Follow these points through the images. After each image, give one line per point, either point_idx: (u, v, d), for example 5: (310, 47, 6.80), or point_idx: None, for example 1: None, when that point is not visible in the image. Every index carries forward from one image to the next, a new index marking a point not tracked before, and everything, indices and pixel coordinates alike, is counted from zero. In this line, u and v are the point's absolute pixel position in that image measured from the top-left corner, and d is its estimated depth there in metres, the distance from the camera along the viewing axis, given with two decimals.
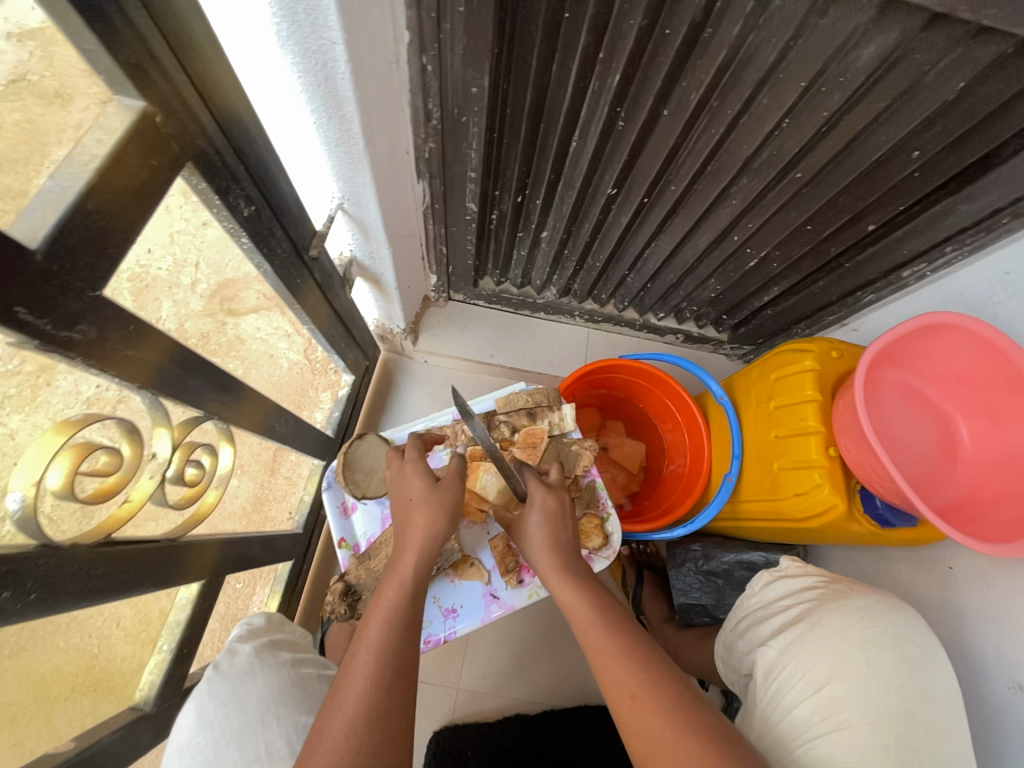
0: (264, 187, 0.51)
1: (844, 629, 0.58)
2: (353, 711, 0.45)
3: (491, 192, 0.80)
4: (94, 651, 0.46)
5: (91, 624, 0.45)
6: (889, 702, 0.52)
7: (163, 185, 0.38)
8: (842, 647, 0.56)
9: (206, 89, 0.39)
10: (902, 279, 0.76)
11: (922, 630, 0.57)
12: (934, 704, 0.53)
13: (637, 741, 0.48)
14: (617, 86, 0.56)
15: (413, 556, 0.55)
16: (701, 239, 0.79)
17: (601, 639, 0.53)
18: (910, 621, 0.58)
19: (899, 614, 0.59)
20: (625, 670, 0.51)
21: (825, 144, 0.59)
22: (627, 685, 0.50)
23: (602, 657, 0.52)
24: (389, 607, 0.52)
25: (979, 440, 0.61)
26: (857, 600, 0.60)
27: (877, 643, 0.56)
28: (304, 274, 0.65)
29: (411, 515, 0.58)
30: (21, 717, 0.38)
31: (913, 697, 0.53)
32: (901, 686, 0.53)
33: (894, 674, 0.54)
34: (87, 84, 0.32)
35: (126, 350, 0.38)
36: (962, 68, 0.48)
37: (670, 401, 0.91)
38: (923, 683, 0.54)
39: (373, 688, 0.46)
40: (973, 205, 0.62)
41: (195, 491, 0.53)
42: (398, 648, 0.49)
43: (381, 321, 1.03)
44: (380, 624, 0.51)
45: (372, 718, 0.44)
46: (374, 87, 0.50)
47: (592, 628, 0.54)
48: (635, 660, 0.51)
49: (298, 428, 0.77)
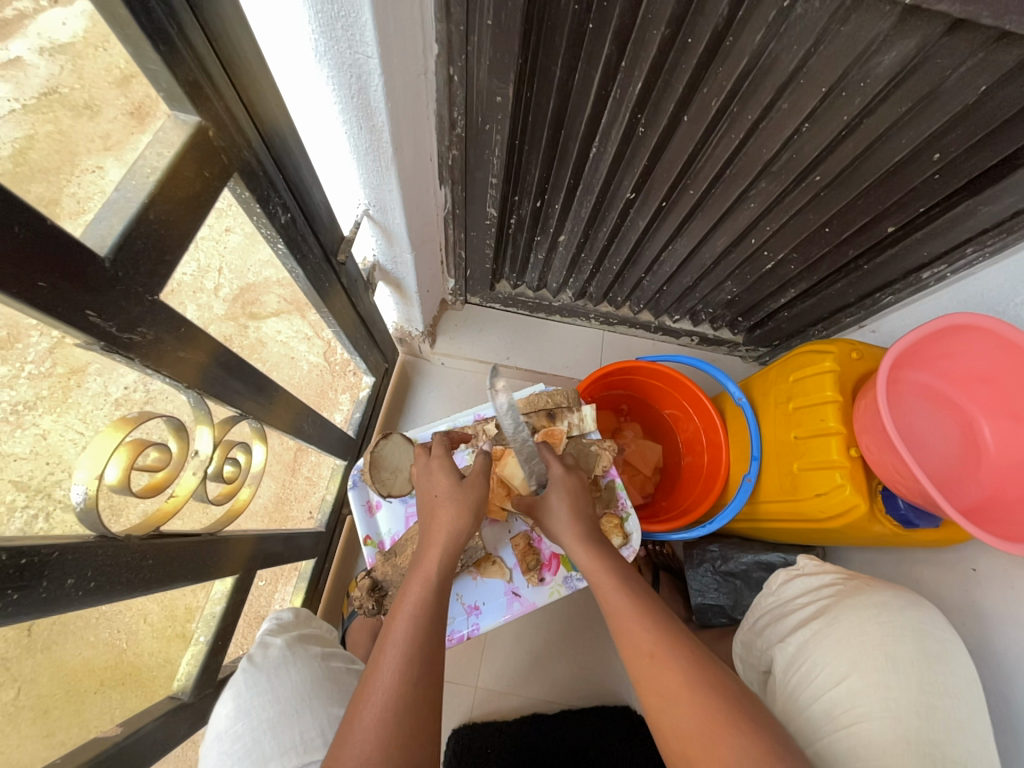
0: (299, 195, 0.53)
1: (862, 625, 0.58)
2: (383, 705, 0.46)
3: (510, 197, 0.81)
4: (122, 645, 0.47)
5: (120, 619, 0.46)
6: (908, 694, 0.52)
7: (213, 196, 0.40)
8: (860, 643, 0.57)
9: (252, 102, 0.41)
10: (922, 280, 0.76)
11: (940, 625, 0.57)
12: (957, 698, 0.52)
13: (653, 698, 0.51)
14: (639, 94, 0.58)
15: (440, 553, 0.57)
16: (718, 242, 0.80)
17: (624, 603, 0.56)
18: (931, 617, 0.58)
19: (919, 610, 0.59)
20: (645, 631, 0.54)
21: (845, 147, 0.60)
22: (646, 644, 0.53)
23: (623, 618, 0.56)
24: (415, 603, 0.54)
25: (1002, 441, 0.61)
26: (877, 596, 0.61)
27: (894, 637, 0.56)
28: (331, 279, 0.67)
29: (435, 513, 0.59)
30: (54, 708, 0.39)
31: (935, 690, 0.52)
32: (920, 679, 0.53)
33: (913, 667, 0.54)
34: (143, 100, 0.34)
35: (176, 351, 0.40)
36: (984, 73, 0.49)
37: (686, 402, 0.92)
38: (944, 677, 0.53)
39: (404, 682, 0.47)
40: (994, 206, 0.62)
41: (232, 487, 0.55)
42: (425, 644, 0.51)
43: (400, 323, 1.06)
44: (406, 621, 0.52)
45: (403, 711, 0.46)
46: (403, 98, 0.52)
47: (615, 592, 0.58)
48: (655, 622, 0.54)
49: (322, 428, 0.79)
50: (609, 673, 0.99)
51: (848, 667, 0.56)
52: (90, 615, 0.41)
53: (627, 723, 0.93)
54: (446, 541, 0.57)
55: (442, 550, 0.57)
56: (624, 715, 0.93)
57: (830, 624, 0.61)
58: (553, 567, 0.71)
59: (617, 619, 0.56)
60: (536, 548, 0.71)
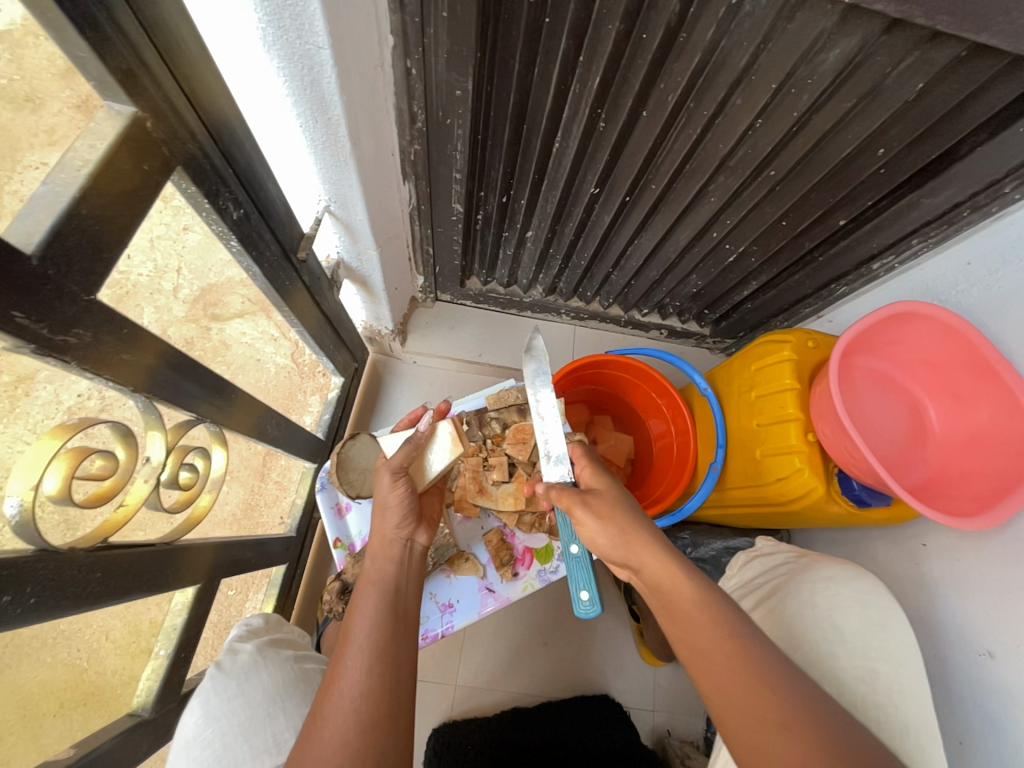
0: (252, 189, 0.52)
1: (812, 599, 0.61)
2: (343, 694, 0.46)
3: (476, 193, 0.81)
4: (77, 665, 0.45)
5: (79, 636, 0.44)
6: (853, 661, 0.55)
7: (155, 190, 0.38)
8: (812, 616, 0.60)
9: (195, 94, 0.40)
10: (872, 270, 0.80)
11: (887, 594, 0.59)
12: (901, 664, 0.54)
13: None
14: (597, 89, 0.58)
15: (379, 549, 0.59)
16: (682, 237, 0.82)
17: (731, 654, 0.46)
18: (873, 585, 0.60)
19: (864, 581, 0.60)
20: (769, 696, 0.44)
21: (796, 142, 0.61)
22: (773, 712, 0.43)
23: (731, 671, 0.46)
24: (368, 599, 0.54)
25: (946, 421, 0.64)
26: (824, 570, 0.63)
27: (842, 607, 0.59)
28: (292, 277, 0.65)
29: (385, 513, 0.60)
30: (8, 736, 0.38)
31: (878, 656, 0.55)
32: (863, 646, 0.56)
33: (858, 636, 0.56)
34: (77, 89, 0.32)
35: (120, 353, 0.38)
36: (919, 71, 0.51)
37: (656, 394, 0.93)
38: (888, 643, 0.55)
39: (362, 669, 0.47)
40: (935, 198, 0.65)
41: (189, 495, 0.53)
42: (379, 631, 0.51)
43: (369, 322, 1.04)
44: (366, 619, 0.52)
45: (359, 696, 0.45)
46: (360, 90, 0.51)
47: (714, 639, 0.47)
48: (787, 684, 0.45)
49: (289, 429, 0.77)
50: (587, 662, 1.01)
51: (803, 640, 0.59)
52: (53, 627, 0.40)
53: (606, 710, 0.93)
54: (382, 532, 0.60)
55: (380, 547, 0.59)
56: (603, 705, 0.94)
57: (785, 600, 0.64)
58: (526, 562, 0.71)
59: (719, 673, 0.46)
60: (509, 543, 0.71)
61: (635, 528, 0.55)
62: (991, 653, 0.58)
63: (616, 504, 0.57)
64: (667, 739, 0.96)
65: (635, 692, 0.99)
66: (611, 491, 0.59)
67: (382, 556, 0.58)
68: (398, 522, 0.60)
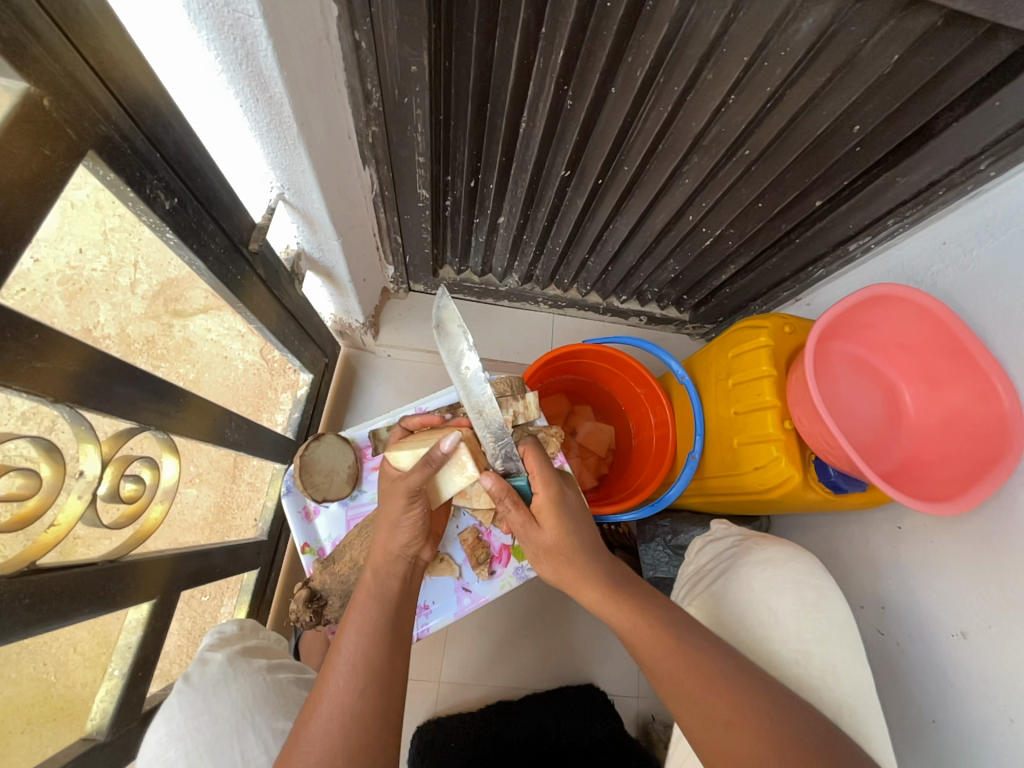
0: (189, 176, 0.48)
1: (750, 582, 0.62)
2: (331, 716, 0.44)
3: (442, 177, 0.77)
4: (16, 694, 0.42)
5: (19, 662, 0.42)
6: (790, 645, 0.57)
7: (63, 178, 0.34)
8: (749, 601, 0.61)
9: (106, 68, 0.36)
10: (849, 252, 0.78)
11: (819, 573, 0.61)
12: (833, 644, 0.57)
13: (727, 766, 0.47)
14: (562, 63, 0.55)
15: (383, 562, 0.55)
16: (657, 221, 0.79)
17: (679, 668, 0.50)
18: (809, 566, 0.62)
19: (802, 563, 0.62)
20: (714, 696, 0.49)
21: (771, 119, 0.59)
22: (720, 712, 0.48)
23: (679, 682, 0.50)
24: (365, 612, 0.52)
25: (921, 405, 0.63)
26: (763, 553, 0.64)
27: (777, 590, 0.60)
28: (245, 271, 0.61)
29: (392, 531, 0.56)
30: None
31: (813, 639, 0.57)
32: (799, 630, 0.58)
33: (793, 619, 0.58)
34: None
35: (31, 362, 0.35)
36: (895, 42, 0.49)
37: (634, 383, 0.92)
38: (824, 625, 0.58)
39: (353, 690, 0.45)
40: (910, 177, 0.64)
41: (136, 508, 0.50)
42: (375, 650, 0.48)
43: (338, 315, 1.00)
44: (358, 636, 0.49)
45: (348, 719, 0.44)
46: (303, 65, 0.47)
47: (662, 652, 0.51)
48: (730, 685, 0.49)
49: (253, 431, 0.73)
50: (571, 654, 1.00)
51: (739, 624, 0.61)
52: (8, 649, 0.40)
53: (590, 700, 0.93)
54: (387, 547, 0.56)
55: (383, 559, 0.56)
56: (587, 694, 0.94)
57: (725, 584, 0.65)
58: (503, 560, 0.69)
59: (670, 684, 0.51)
60: (485, 541, 0.69)
61: (574, 544, 0.57)
62: (963, 634, 0.59)
63: (563, 544, 0.57)
64: (651, 725, 0.97)
65: (620, 680, 1.00)
66: (560, 525, 0.58)
67: (385, 570, 0.55)
68: (403, 540, 0.56)
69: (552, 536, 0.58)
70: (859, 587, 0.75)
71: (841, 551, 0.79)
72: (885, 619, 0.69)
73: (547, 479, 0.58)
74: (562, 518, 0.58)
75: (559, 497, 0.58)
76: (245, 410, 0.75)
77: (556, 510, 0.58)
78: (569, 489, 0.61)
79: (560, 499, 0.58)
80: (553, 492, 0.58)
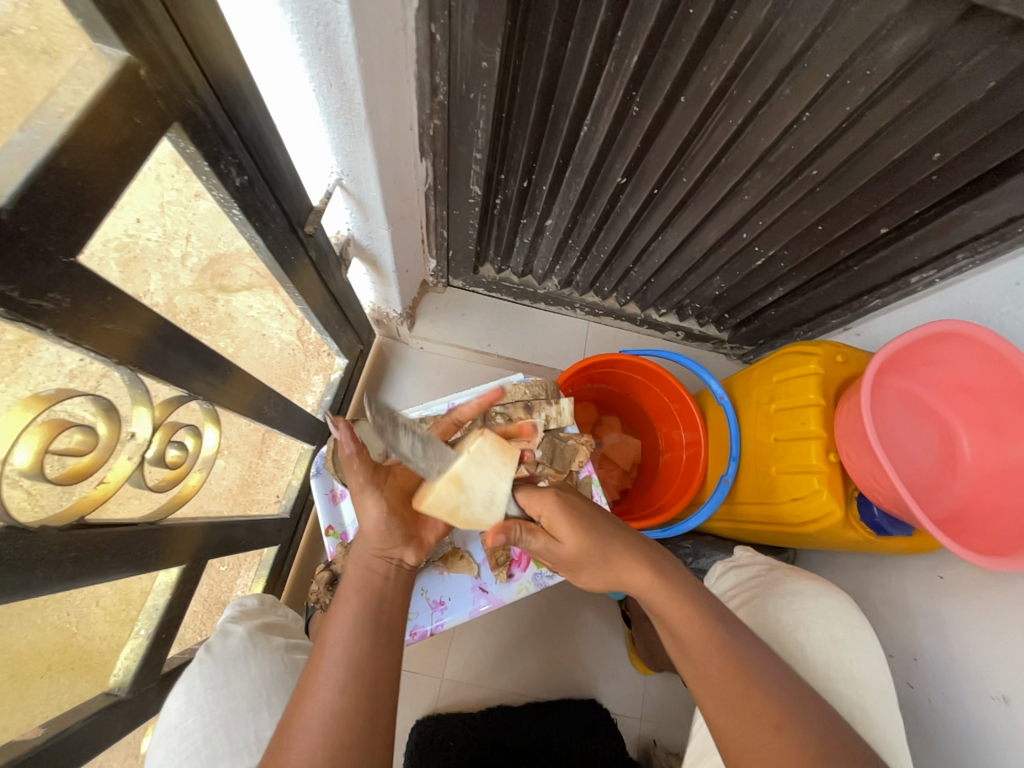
0: (259, 156, 0.49)
1: (778, 612, 0.60)
2: (312, 713, 0.44)
3: (496, 175, 0.77)
4: (68, 631, 0.45)
5: (67, 604, 0.44)
6: (817, 681, 0.55)
7: (147, 147, 0.35)
8: (775, 632, 0.59)
9: (196, 42, 0.37)
10: (910, 284, 0.75)
11: (852, 611, 0.59)
12: (862, 686, 0.54)
13: None
14: (634, 69, 0.54)
15: (364, 556, 0.56)
16: (709, 236, 0.77)
17: (725, 665, 0.49)
18: (842, 604, 0.59)
19: (834, 598, 0.60)
20: (758, 698, 0.47)
21: (845, 141, 0.57)
22: (768, 716, 0.46)
23: (721, 681, 0.48)
24: (347, 605, 0.52)
25: (980, 451, 0.60)
26: (793, 585, 0.62)
27: (807, 624, 0.58)
28: (298, 251, 0.62)
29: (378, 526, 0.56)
30: None
31: (841, 677, 0.55)
32: (828, 667, 0.55)
33: (823, 655, 0.56)
34: (75, 42, 0.30)
35: (102, 323, 0.36)
36: (994, 67, 0.47)
37: (667, 398, 0.90)
38: (852, 664, 0.55)
39: (335, 686, 0.45)
40: (989, 211, 0.60)
41: (177, 473, 0.52)
42: (360, 643, 0.49)
43: (377, 303, 1.01)
44: (339, 627, 0.49)
45: (332, 719, 0.43)
46: (379, 56, 0.47)
47: (705, 645, 0.50)
48: (770, 687, 0.48)
49: (287, 410, 0.74)
50: (577, 666, 0.99)
51: None
52: (34, 600, 0.39)
53: (593, 716, 0.92)
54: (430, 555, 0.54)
55: (366, 553, 0.56)
56: (589, 710, 0.93)
57: (751, 613, 0.62)
58: (522, 564, 0.69)
59: (716, 684, 0.49)
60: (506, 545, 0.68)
61: (602, 542, 0.56)
62: (1005, 697, 0.55)
63: (590, 549, 0.56)
64: (652, 749, 0.94)
65: (624, 699, 0.98)
66: (579, 531, 0.56)
67: (368, 563, 0.56)
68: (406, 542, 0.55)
69: (574, 542, 0.56)
70: (888, 633, 0.72)
71: (873, 594, 0.76)
72: (916, 671, 0.66)
73: (542, 496, 0.59)
74: (575, 520, 0.57)
75: (561, 502, 0.58)
76: (279, 388, 0.76)
77: (567, 515, 0.57)
78: (571, 495, 0.61)
79: (563, 504, 0.58)
80: (552, 503, 0.58)
